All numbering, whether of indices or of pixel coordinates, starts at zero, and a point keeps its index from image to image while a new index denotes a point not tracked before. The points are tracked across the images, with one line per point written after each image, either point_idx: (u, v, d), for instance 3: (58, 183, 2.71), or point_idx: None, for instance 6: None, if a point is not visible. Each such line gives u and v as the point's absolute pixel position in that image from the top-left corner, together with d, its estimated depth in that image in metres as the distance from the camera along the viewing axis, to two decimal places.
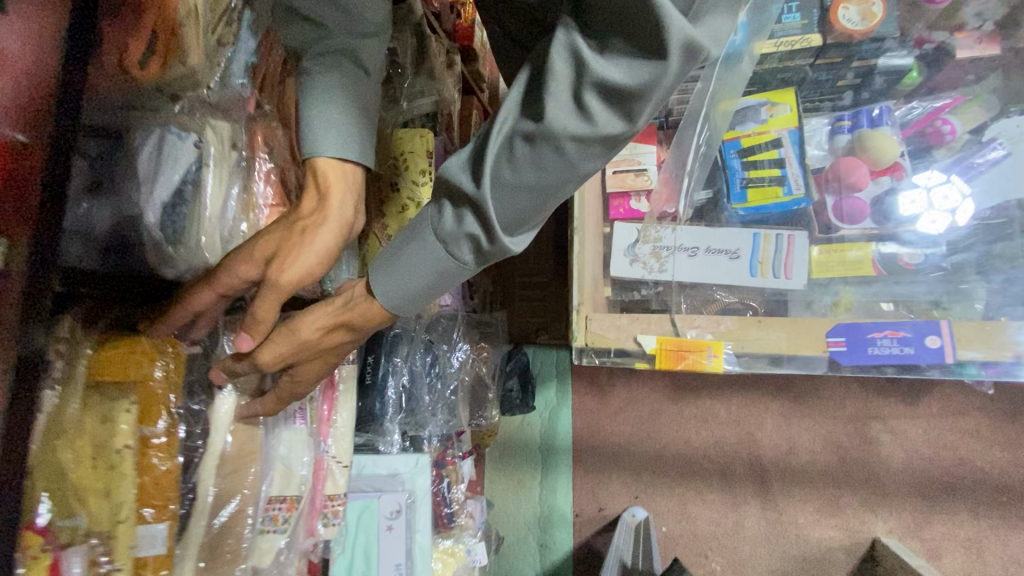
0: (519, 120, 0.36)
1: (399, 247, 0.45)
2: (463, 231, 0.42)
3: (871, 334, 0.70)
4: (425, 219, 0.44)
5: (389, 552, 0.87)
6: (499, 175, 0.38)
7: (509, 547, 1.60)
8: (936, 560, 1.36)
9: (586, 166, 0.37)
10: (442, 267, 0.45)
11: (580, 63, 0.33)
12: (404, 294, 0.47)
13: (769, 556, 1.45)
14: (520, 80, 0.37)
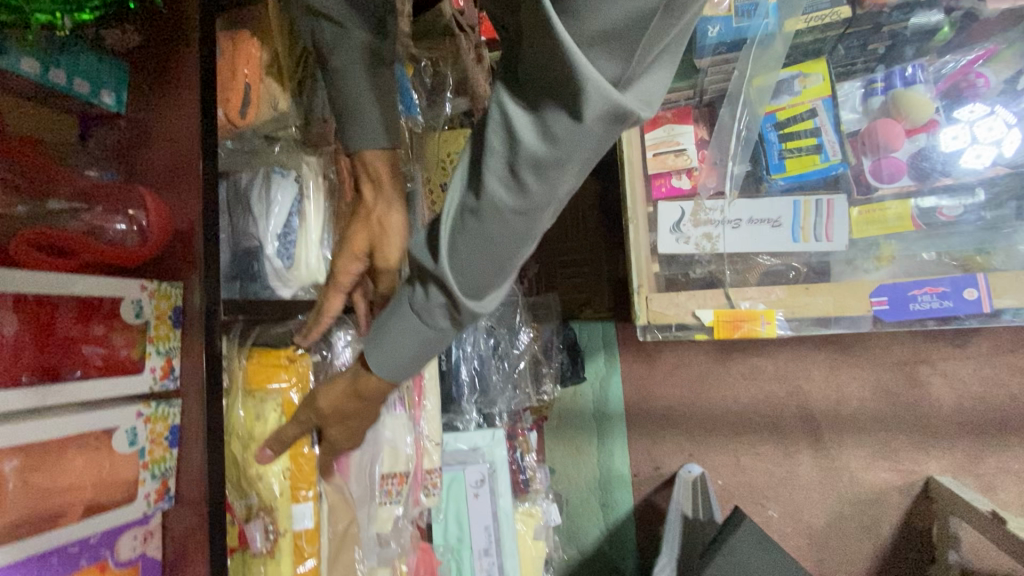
0: (465, 197, 0.41)
1: (385, 325, 0.51)
2: (434, 304, 0.46)
3: (911, 291, 0.77)
4: (402, 298, 0.49)
5: (479, 515, 1.00)
6: (456, 250, 0.42)
7: (572, 508, 1.71)
8: (991, 493, 1.41)
9: (530, 222, 0.40)
10: (424, 338, 0.50)
11: (510, 139, 0.36)
12: (391, 365, 0.52)
13: (824, 500, 1.51)
14: (462, 162, 0.41)
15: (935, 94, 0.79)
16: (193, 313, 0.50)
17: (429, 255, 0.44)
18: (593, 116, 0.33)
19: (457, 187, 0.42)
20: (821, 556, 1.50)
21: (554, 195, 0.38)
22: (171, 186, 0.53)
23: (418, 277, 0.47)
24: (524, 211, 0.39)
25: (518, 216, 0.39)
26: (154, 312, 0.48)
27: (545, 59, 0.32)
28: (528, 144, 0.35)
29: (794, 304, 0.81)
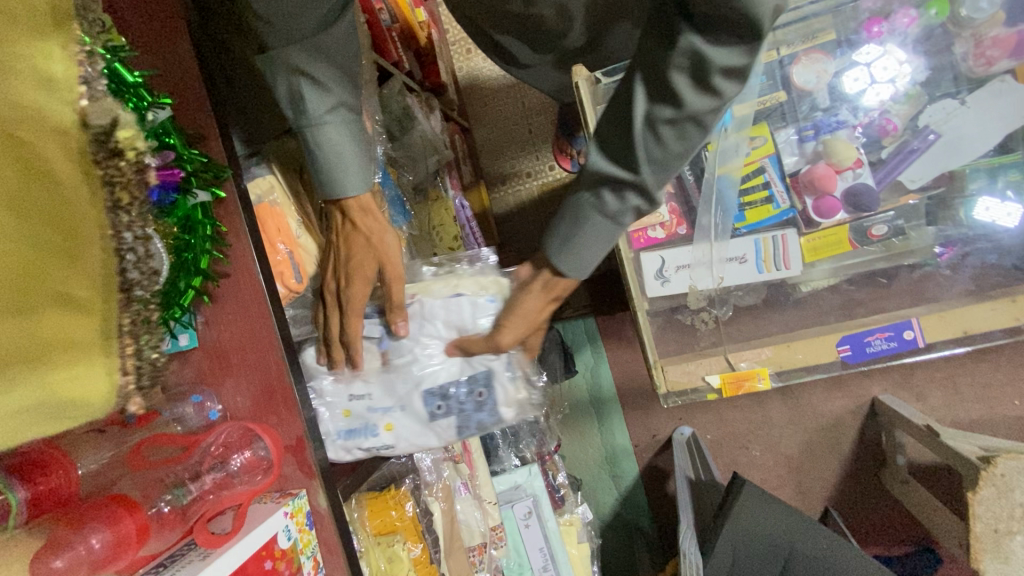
0: (655, 113, 0.53)
1: (574, 232, 0.64)
2: (628, 205, 0.61)
3: (867, 337, 0.94)
4: (586, 207, 0.62)
5: (533, 541, 1.13)
6: (651, 157, 0.56)
7: (588, 484, 1.92)
8: (923, 400, 1.70)
9: (728, 121, 0.55)
10: (613, 233, 0.64)
11: (699, 60, 0.48)
12: (578, 258, 0.66)
13: (795, 433, 1.78)
14: (637, 84, 0.53)
15: (857, 137, 0.93)
16: (323, 512, 0.59)
17: (625, 169, 0.58)
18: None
19: (639, 108, 0.54)
20: (798, 477, 1.79)
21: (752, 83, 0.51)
22: (265, 406, 0.59)
23: (605, 184, 0.60)
24: (695, 120, 0.53)
25: (712, 113, 0.53)
26: (297, 528, 0.56)
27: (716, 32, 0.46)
28: (720, 59, 0.47)
29: (781, 358, 0.97)
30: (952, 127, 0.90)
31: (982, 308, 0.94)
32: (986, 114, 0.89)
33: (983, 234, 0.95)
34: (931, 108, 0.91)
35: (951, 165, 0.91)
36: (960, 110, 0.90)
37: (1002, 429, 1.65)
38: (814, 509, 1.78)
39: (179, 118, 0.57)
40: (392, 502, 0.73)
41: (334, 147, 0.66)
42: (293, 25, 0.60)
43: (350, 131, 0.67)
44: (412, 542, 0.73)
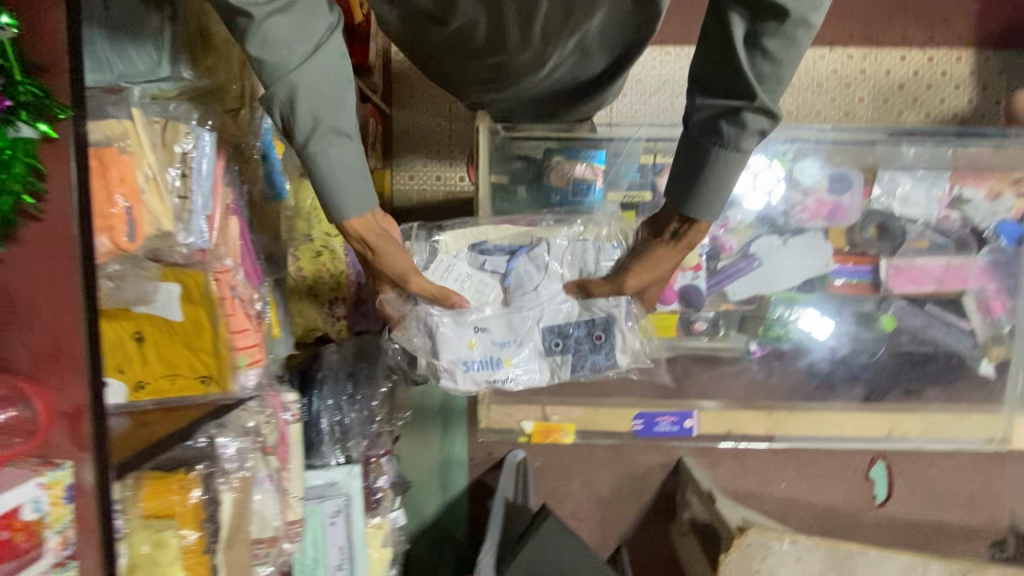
0: (762, 32, 0.67)
1: (709, 165, 0.75)
2: (757, 128, 0.72)
3: (659, 418, 1.12)
4: (709, 147, 0.74)
5: (334, 539, 1.17)
6: (762, 75, 0.69)
7: (417, 487, 1.97)
8: (717, 468, 1.97)
9: (778, 38, 0.67)
10: (738, 160, 0.74)
11: None
12: (709, 199, 0.78)
13: (610, 475, 1.98)
14: (735, 19, 0.67)
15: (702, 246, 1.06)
16: (84, 488, 0.55)
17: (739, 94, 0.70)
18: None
19: (739, 32, 0.67)
20: (603, 514, 1.99)
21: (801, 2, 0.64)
22: (46, 367, 0.55)
23: (725, 116, 0.72)
24: (786, 15, 0.65)
25: (773, 26, 0.66)
26: (49, 501, 0.54)
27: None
28: None
29: (593, 419, 1.13)
30: (772, 259, 1.07)
31: (751, 417, 1.16)
32: (796, 258, 1.07)
33: (775, 349, 1.15)
34: (761, 240, 1.07)
35: (762, 290, 1.08)
36: (780, 247, 1.07)
37: (768, 503, 1.97)
38: (608, 544, 1.99)
39: (26, 48, 0.52)
40: (176, 486, 0.69)
41: (339, 172, 0.75)
42: (303, 65, 0.69)
43: (358, 159, 0.76)
44: (187, 528, 0.70)
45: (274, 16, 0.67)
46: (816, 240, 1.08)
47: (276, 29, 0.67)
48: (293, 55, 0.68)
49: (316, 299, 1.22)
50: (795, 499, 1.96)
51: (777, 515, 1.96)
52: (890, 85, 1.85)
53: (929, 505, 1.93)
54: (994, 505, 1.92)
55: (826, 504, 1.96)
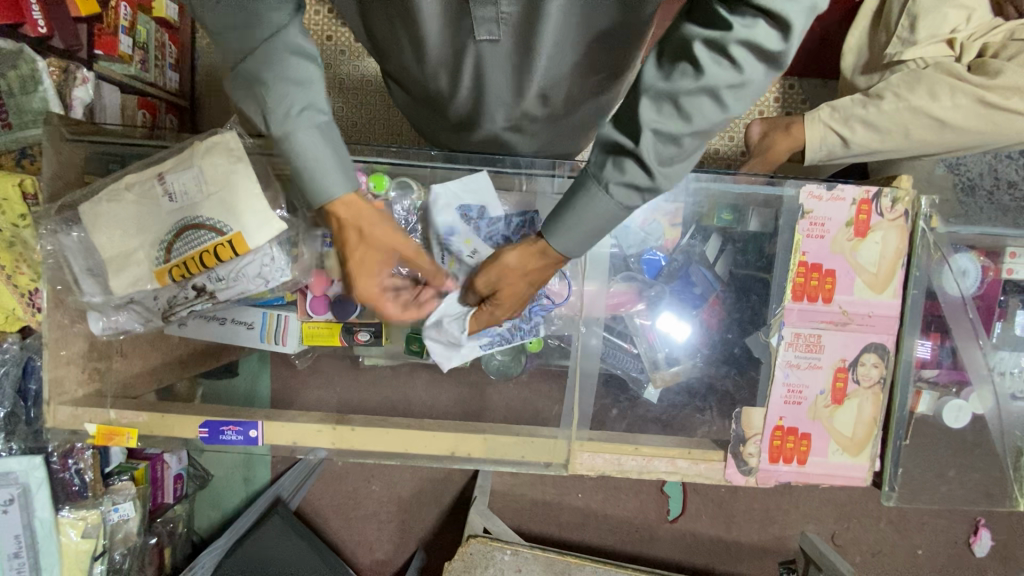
0: (710, 90, 0.51)
1: (579, 206, 0.61)
2: (631, 181, 0.57)
3: (219, 425, 0.88)
4: (597, 182, 0.59)
5: (9, 526, 1.26)
6: (677, 137, 0.54)
7: (219, 480, 1.86)
8: (515, 474, 1.93)
9: (702, 112, 0.53)
10: (610, 213, 0.60)
11: (726, 28, 0.49)
12: (578, 234, 0.63)
13: (411, 478, 1.92)
14: (697, 61, 0.50)
15: None
16: None
17: (631, 134, 0.55)
18: (766, 62, 0.51)
19: (686, 83, 0.51)
20: (403, 517, 1.92)
21: (752, 83, 0.52)
22: None
23: (611, 146, 0.57)
24: (698, 76, 0.51)
25: (713, 97, 0.52)
26: None
27: (695, 23, 0.51)
28: (772, 44, 0.49)
29: (155, 426, 0.89)
30: (173, 207, 0.79)
31: (314, 430, 0.89)
32: (200, 204, 0.78)
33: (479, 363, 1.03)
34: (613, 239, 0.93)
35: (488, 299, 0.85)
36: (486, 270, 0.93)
37: (566, 513, 1.93)
38: (407, 548, 1.92)
39: None
40: None
41: (326, 126, 0.65)
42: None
43: (322, 135, 0.64)
44: None
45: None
46: (208, 173, 0.78)
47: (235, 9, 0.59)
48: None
49: (15, 288, 1.21)
50: (593, 510, 1.93)
51: (573, 525, 1.92)
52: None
53: (720, 521, 1.92)
54: (784, 524, 1.91)
55: (622, 516, 1.93)
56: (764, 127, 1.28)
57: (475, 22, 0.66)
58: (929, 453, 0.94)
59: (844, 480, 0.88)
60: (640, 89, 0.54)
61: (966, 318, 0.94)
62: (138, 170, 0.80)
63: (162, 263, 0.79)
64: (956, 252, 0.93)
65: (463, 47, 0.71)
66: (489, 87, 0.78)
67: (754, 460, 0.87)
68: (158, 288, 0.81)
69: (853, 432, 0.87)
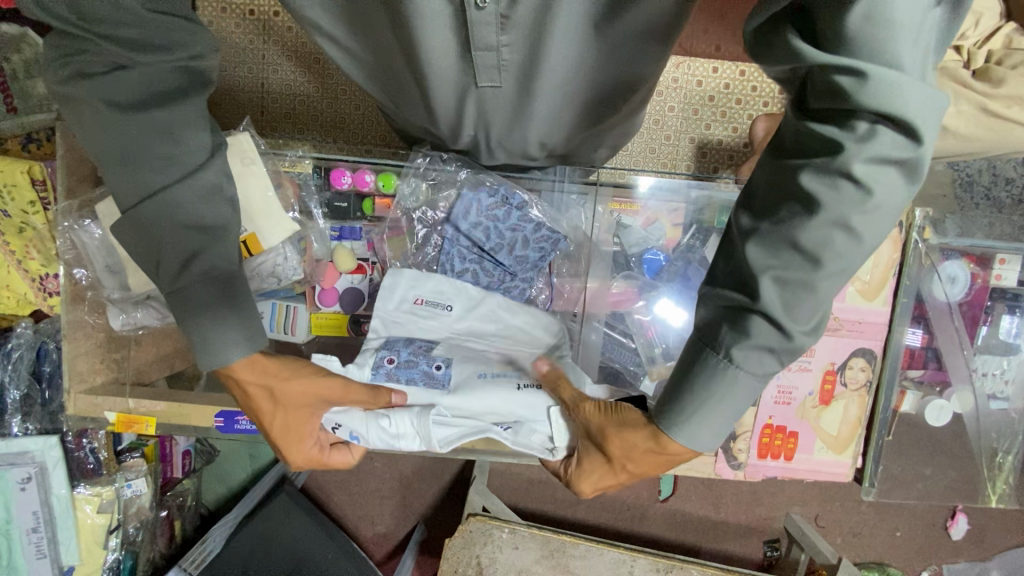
0: (833, 221, 0.46)
1: (697, 378, 0.55)
2: (761, 339, 0.52)
3: (234, 415, 0.91)
4: (714, 351, 0.54)
5: (27, 503, 1.30)
6: (803, 278, 0.49)
7: (224, 457, 1.85)
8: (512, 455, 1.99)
9: (830, 244, 0.47)
10: (737, 380, 0.54)
11: (840, 150, 0.43)
12: (700, 407, 0.56)
13: (412, 456, 1.98)
14: (814, 192, 0.45)
15: (365, 252, 1.02)
16: None
17: (749, 292, 0.50)
18: (898, 171, 0.44)
19: (803, 223, 0.47)
20: (404, 493, 1.99)
21: (887, 197, 0.45)
22: None
23: (722, 312, 0.53)
24: (819, 209, 0.45)
25: (841, 230, 0.46)
26: None
27: (797, 156, 0.47)
28: (898, 152, 0.43)
29: (172, 416, 0.92)
30: None
31: None
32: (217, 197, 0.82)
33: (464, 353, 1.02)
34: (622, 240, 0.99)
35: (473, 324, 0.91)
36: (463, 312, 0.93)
37: (561, 491, 2.00)
38: (408, 522, 1.99)
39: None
40: None
41: (230, 277, 0.66)
42: (98, 109, 0.60)
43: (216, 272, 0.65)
44: None
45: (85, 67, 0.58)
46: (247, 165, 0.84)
47: (153, 152, 0.61)
48: (181, 134, 0.62)
49: (27, 272, 1.23)
50: None
51: (567, 503, 2.00)
52: (699, 96, 1.44)
53: (709, 501, 2.00)
54: (772, 504, 1.99)
55: (615, 495, 2.00)
56: (768, 124, 1.28)
57: (477, 70, 0.64)
58: (908, 450, 0.99)
59: (828, 475, 0.93)
60: (747, 235, 0.50)
61: (951, 324, 0.98)
62: None
63: None
64: (946, 259, 0.97)
65: (465, 94, 0.70)
66: (494, 124, 0.77)
67: (743, 456, 0.92)
68: None
69: (838, 431, 0.92)
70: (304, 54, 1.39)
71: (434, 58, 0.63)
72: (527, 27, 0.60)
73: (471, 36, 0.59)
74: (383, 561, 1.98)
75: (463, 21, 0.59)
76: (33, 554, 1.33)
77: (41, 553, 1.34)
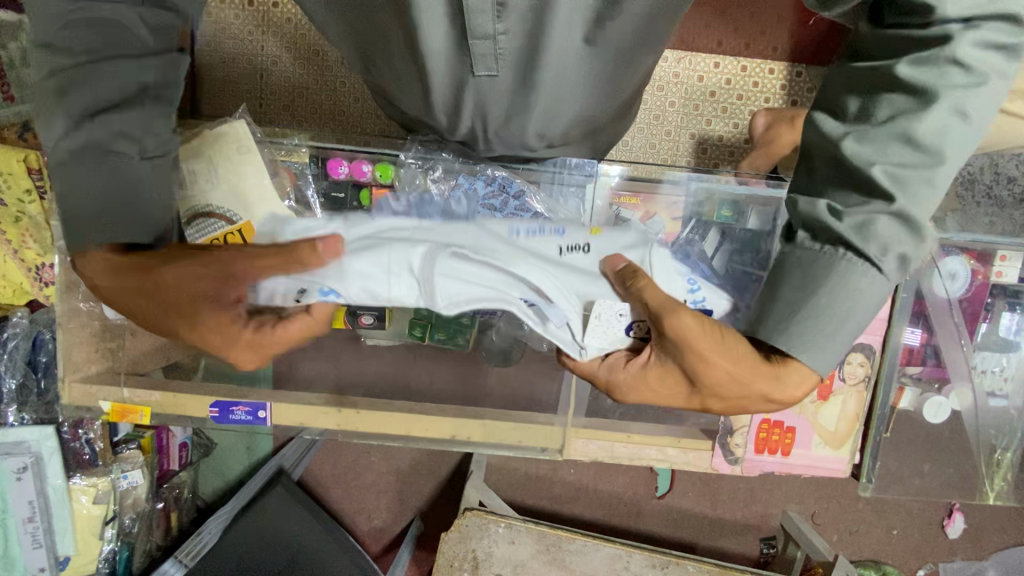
0: (941, 105, 0.46)
1: (816, 281, 0.52)
2: (883, 239, 0.49)
3: (229, 405, 0.92)
4: (831, 250, 0.51)
5: (22, 493, 1.30)
6: (915, 171, 0.48)
7: (221, 451, 1.83)
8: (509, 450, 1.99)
9: (942, 130, 0.47)
10: (868, 278, 0.51)
11: (941, 42, 0.45)
12: (820, 317, 0.53)
13: (409, 451, 1.98)
14: (914, 84, 0.47)
15: None
16: None
17: (867, 187, 0.49)
18: (995, 62, 0.46)
19: (913, 112, 0.47)
20: (400, 487, 1.99)
21: (986, 85, 0.47)
22: None
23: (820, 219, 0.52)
24: (929, 96, 0.46)
25: (954, 114, 0.47)
26: None
27: (884, 63, 0.49)
28: (996, 40, 0.45)
29: (166, 406, 0.92)
30: None
31: (320, 411, 0.92)
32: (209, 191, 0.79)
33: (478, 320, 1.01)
34: None
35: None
36: None
37: (557, 487, 2.00)
38: (404, 517, 1.99)
39: None
40: None
41: None
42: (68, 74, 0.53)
43: None
44: None
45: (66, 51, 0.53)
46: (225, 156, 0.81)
47: None
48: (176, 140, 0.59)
49: (23, 262, 1.22)
50: (584, 484, 2.00)
51: (564, 499, 2.00)
52: (700, 91, 1.43)
53: (705, 499, 2.00)
54: (768, 502, 1.99)
55: (612, 492, 2.00)
56: (768, 119, 1.27)
57: (474, 58, 0.63)
58: (906, 447, 0.99)
59: (824, 471, 0.93)
60: (839, 142, 0.50)
61: (950, 321, 0.97)
62: None
63: None
64: (947, 255, 0.96)
65: (462, 83, 0.69)
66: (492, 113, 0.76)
67: (741, 451, 0.92)
68: None
69: (835, 427, 0.91)
70: (302, 46, 1.38)
71: (430, 43, 0.62)
72: (524, 13, 0.59)
73: (467, 23, 0.58)
74: (380, 555, 1.98)
75: (459, 9, 0.58)
76: (29, 544, 1.33)
77: (37, 543, 1.34)
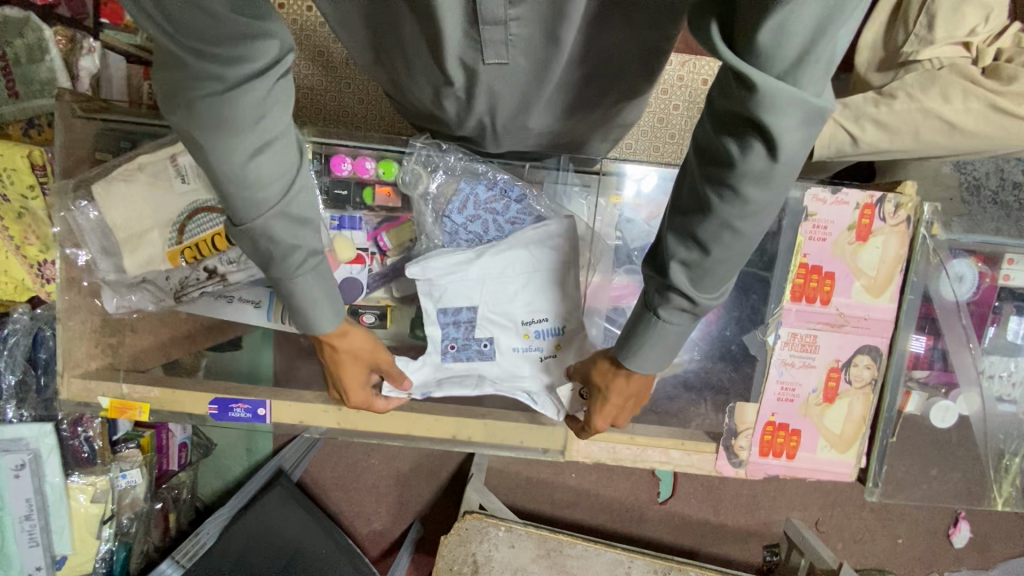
0: (734, 206, 0.50)
1: (641, 342, 0.64)
2: (682, 306, 0.59)
3: (228, 402, 0.90)
4: (648, 317, 0.62)
5: (20, 491, 1.29)
6: (716, 255, 0.54)
7: (220, 450, 1.82)
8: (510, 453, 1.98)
9: (738, 221, 0.51)
10: (675, 335, 0.63)
11: (740, 148, 0.46)
12: (649, 356, 0.65)
13: (410, 453, 1.97)
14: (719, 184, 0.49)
15: (365, 242, 1.00)
16: None
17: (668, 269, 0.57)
18: (801, 146, 0.46)
19: (717, 210, 0.51)
20: (400, 490, 1.98)
21: (786, 174, 0.48)
22: None
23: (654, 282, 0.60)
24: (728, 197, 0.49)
25: (749, 206, 0.50)
26: None
27: (706, 148, 0.50)
28: (796, 139, 0.45)
29: (166, 402, 0.91)
30: (185, 188, 0.82)
31: (320, 409, 0.91)
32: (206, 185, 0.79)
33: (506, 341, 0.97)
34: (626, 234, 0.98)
35: (496, 316, 0.91)
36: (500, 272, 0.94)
37: (558, 491, 1.98)
38: (404, 520, 1.97)
39: None
40: None
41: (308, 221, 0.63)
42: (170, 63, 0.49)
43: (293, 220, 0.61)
44: None
45: (174, 68, 0.51)
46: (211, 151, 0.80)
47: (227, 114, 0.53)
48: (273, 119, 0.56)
49: (25, 258, 1.22)
50: (585, 489, 1.99)
51: (565, 503, 1.98)
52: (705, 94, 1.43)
53: (708, 505, 1.98)
54: (771, 508, 1.97)
55: (613, 497, 1.98)
56: None
57: (484, 45, 0.63)
58: (914, 451, 0.97)
59: (831, 475, 0.91)
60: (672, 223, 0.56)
61: (958, 323, 0.96)
62: (150, 151, 0.82)
63: (175, 244, 0.82)
64: (954, 257, 0.95)
65: (471, 74, 0.69)
66: (501, 105, 0.76)
67: (745, 454, 0.90)
68: (171, 268, 0.84)
69: (843, 430, 0.90)
70: (310, 45, 1.38)
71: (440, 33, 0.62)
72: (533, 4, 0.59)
73: (479, 9, 0.58)
74: (378, 559, 1.96)
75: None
76: (25, 542, 1.31)
77: (34, 541, 1.32)
